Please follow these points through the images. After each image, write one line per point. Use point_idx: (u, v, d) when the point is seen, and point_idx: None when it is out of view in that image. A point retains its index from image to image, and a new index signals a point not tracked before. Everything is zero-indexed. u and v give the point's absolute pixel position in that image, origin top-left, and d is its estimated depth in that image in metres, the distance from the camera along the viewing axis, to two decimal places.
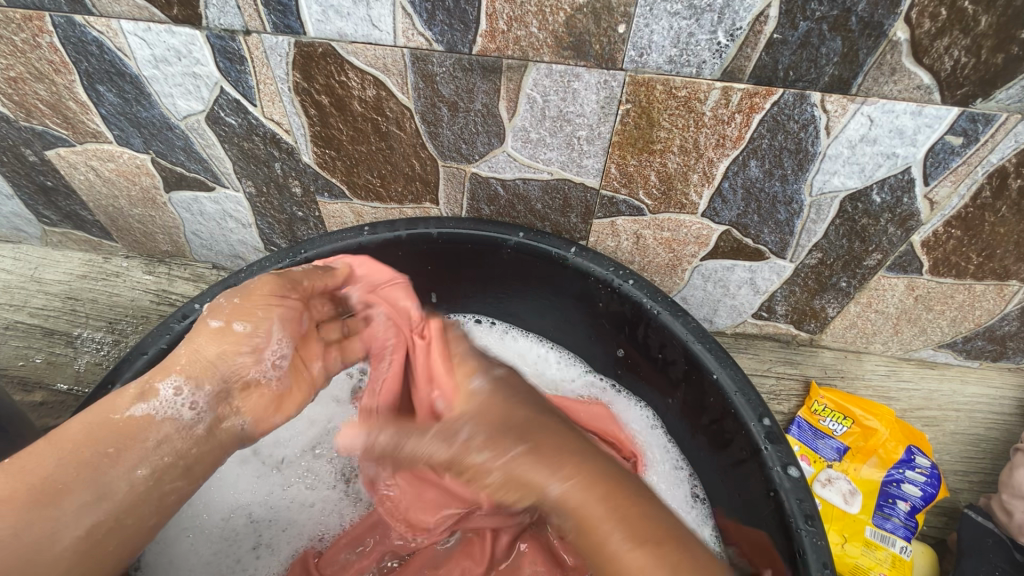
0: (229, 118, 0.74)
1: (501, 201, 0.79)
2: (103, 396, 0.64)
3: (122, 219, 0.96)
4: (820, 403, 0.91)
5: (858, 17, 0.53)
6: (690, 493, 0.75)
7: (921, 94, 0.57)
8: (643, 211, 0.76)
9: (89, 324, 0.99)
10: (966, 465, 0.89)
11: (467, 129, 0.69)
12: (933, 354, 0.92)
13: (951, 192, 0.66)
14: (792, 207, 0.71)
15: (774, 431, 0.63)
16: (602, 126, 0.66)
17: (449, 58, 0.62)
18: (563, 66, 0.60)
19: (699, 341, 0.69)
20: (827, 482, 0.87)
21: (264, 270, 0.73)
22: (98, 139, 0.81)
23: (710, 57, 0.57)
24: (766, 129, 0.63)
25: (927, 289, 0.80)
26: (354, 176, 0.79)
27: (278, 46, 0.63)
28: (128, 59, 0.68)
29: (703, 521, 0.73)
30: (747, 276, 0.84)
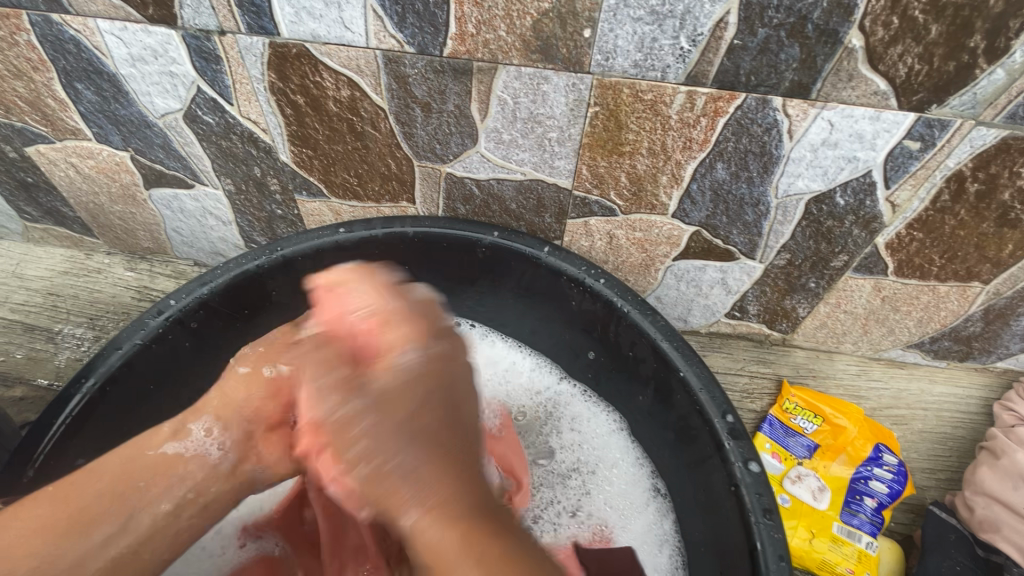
0: (207, 116, 0.74)
1: (477, 201, 0.80)
2: (76, 390, 0.65)
3: (103, 216, 0.96)
4: (791, 401, 0.93)
5: (815, 24, 0.54)
6: (650, 488, 0.78)
7: (878, 99, 0.58)
8: (615, 211, 0.77)
9: (69, 320, 0.99)
10: (933, 463, 0.91)
11: (440, 130, 0.70)
12: (902, 353, 0.94)
13: (911, 195, 0.68)
14: (759, 208, 0.73)
15: (737, 427, 0.65)
16: (572, 128, 0.67)
17: (421, 60, 0.63)
18: (531, 69, 0.62)
19: (667, 339, 0.71)
20: (796, 479, 0.89)
21: (241, 267, 0.74)
22: (77, 136, 0.81)
23: (674, 61, 0.58)
24: (730, 132, 0.64)
25: (893, 290, 0.82)
26: (331, 175, 0.80)
27: (253, 46, 0.64)
28: (105, 57, 0.69)
29: (663, 514, 0.77)
30: (718, 277, 0.85)
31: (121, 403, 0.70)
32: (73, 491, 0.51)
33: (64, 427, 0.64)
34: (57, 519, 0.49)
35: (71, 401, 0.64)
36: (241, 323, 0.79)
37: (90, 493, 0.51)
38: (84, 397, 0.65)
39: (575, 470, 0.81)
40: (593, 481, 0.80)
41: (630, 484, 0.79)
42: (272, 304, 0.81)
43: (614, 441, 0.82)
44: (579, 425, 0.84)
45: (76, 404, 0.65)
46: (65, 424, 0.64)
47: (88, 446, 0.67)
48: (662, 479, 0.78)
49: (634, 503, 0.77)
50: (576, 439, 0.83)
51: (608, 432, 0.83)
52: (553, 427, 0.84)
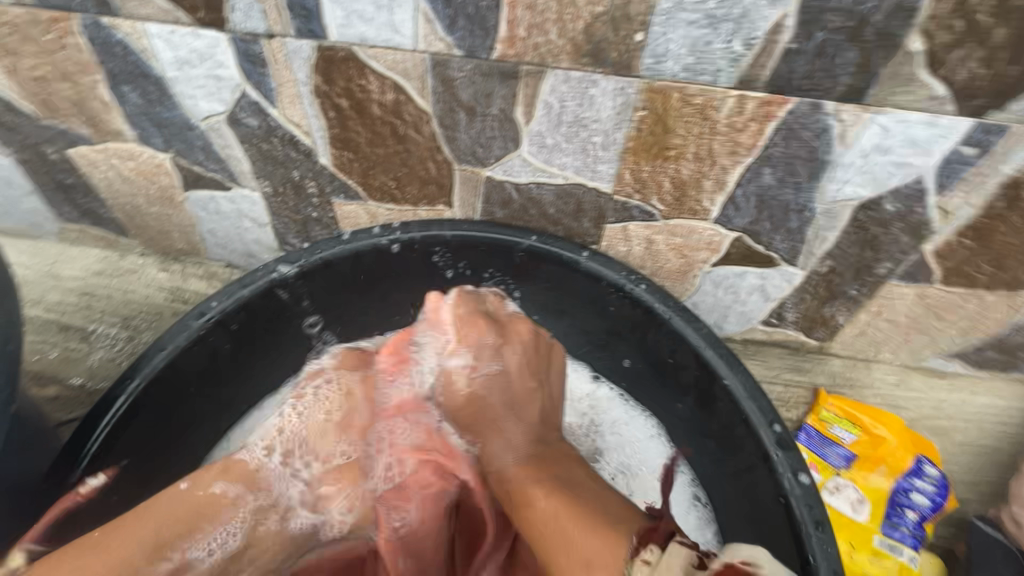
0: (250, 119, 0.75)
1: (515, 205, 0.80)
2: (122, 391, 0.65)
3: (139, 217, 0.97)
4: (828, 410, 0.91)
5: (874, 28, 0.53)
6: (691, 495, 0.78)
7: (936, 104, 0.57)
8: (655, 216, 0.76)
9: (103, 320, 1.00)
10: (975, 476, 0.89)
11: (483, 134, 0.70)
12: (942, 363, 0.93)
13: (963, 202, 0.67)
14: (804, 214, 0.72)
15: (785, 437, 0.64)
16: (618, 132, 0.66)
17: (468, 63, 0.63)
18: (580, 73, 0.61)
19: (710, 347, 0.70)
20: (835, 489, 0.87)
21: (280, 269, 0.74)
22: (119, 139, 0.82)
23: (727, 65, 0.58)
24: (780, 137, 0.63)
25: (938, 298, 0.80)
26: (369, 178, 0.80)
27: (301, 49, 0.65)
28: (152, 60, 0.70)
29: (704, 523, 0.77)
30: (757, 283, 0.84)
31: (163, 403, 0.70)
32: (110, 550, 0.55)
33: (108, 428, 0.64)
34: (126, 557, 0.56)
35: (116, 402, 0.65)
36: (278, 325, 0.80)
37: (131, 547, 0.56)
38: (128, 398, 0.66)
39: (617, 473, 0.82)
40: (633, 485, 0.81)
41: (670, 490, 0.79)
42: (310, 306, 0.81)
43: (654, 446, 0.82)
44: (618, 429, 0.84)
45: (121, 405, 0.65)
46: (111, 425, 0.64)
47: (131, 447, 0.68)
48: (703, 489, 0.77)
49: (675, 509, 0.78)
50: (616, 443, 0.84)
51: (647, 437, 0.83)
52: (593, 431, 0.85)
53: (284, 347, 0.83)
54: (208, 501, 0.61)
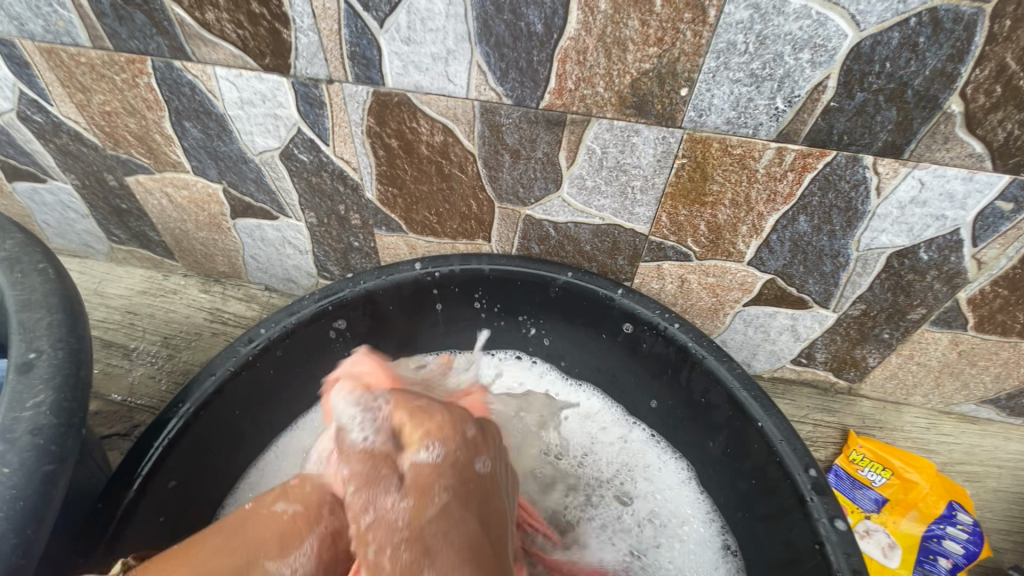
0: (302, 155, 0.79)
1: (552, 241, 0.82)
2: (174, 414, 0.68)
3: (186, 241, 1.01)
4: (858, 452, 0.91)
5: (914, 90, 0.55)
6: (720, 546, 0.78)
7: (973, 162, 0.59)
8: (689, 257, 0.78)
9: (146, 338, 1.04)
10: (1009, 524, 0.88)
11: (526, 175, 0.73)
12: (974, 409, 0.92)
13: (999, 253, 0.67)
14: (838, 260, 0.73)
15: (821, 483, 0.64)
16: (657, 177, 0.69)
17: (516, 111, 0.66)
18: (624, 123, 0.64)
19: (744, 388, 0.71)
20: (865, 534, 0.86)
21: (326, 298, 0.77)
22: (176, 169, 0.86)
23: (768, 120, 0.60)
24: (817, 187, 0.65)
25: (972, 345, 0.80)
26: (412, 213, 0.83)
27: (357, 94, 0.68)
28: (216, 100, 0.74)
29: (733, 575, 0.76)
30: (788, 323, 0.85)
31: (210, 427, 0.73)
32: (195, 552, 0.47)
33: (160, 450, 0.67)
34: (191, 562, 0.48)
35: (168, 425, 0.68)
36: (320, 352, 0.82)
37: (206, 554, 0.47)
38: (180, 420, 0.68)
39: (649, 520, 0.80)
40: (666, 535, 0.79)
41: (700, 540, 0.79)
42: (350, 334, 0.83)
43: (684, 494, 0.82)
44: (649, 472, 0.84)
45: (173, 427, 0.68)
46: (162, 446, 0.67)
47: (180, 469, 0.70)
48: (732, 537, 0.78)
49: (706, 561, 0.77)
50: (650, 489, 0.83)
51: (680, 484, 0.83)
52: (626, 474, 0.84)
53: (325, 375, 0.85)
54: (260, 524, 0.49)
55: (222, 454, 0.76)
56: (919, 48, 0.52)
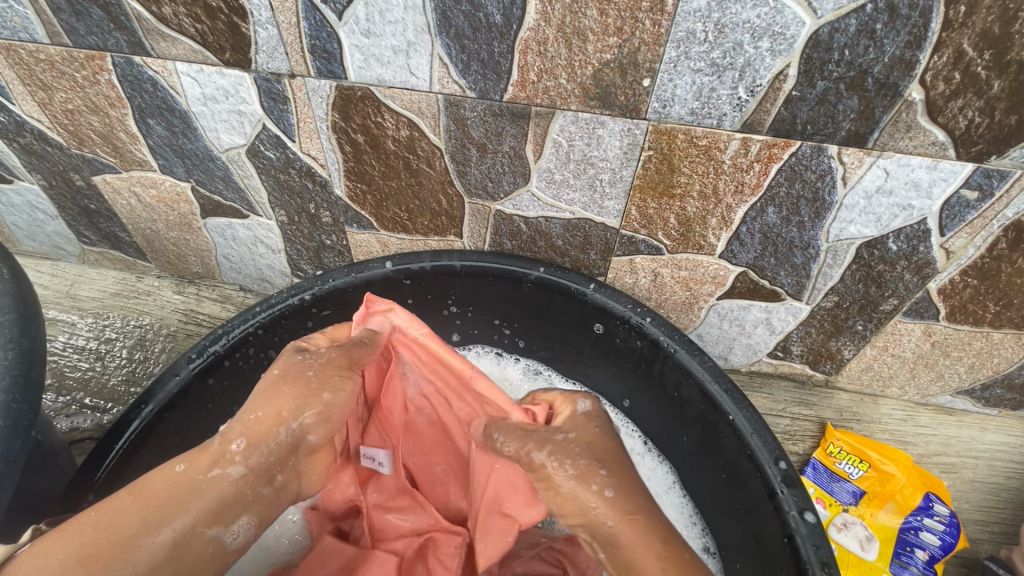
0: (269, 151, 0.78)
1: (524, 236, 0.82)
2: (136, 415, 0.67)
3: (158, 241, 1.00)
4: (835, 445, 0.91)
5: (874, 78, 0.55)
6: (701, 548, 0.77)
7: (936, 150, 0.58)
8: (661, 250, 0.78)
9: (119, 340, 1.02)
10: (986, 515, 0.88)
11: (494, 169, 0.72)
12: (950, 400, 0.92)
13: (966, 242, 0.67)
14: (809, 251, 0.73)
15: (791, 475, 0.63)
16: (625, 170, 0.68)
17: (481, 104, 0.65)
18: (588, 115, 0.63)
19: (716, 381, 0.70)
20: (842, 526, 0.86)
21: (294, 296, 0.76)
22: (143, 167, 0.85)
23: (731, 110, 0.60)
24: (784, 177, 0.65)
25: (944, 335, 0.80)
26: (382, 210, 0.82)
27: (321, 88, 0.67)
28: (179, 96, 0.73)
29: None
30: (763, 316, 0.85)
31: (176, 427, 0.72)
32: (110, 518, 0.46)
33: (121, 452, 0.65)
34: (97, 544, 0.45)
35: (130, 426, 0.66)
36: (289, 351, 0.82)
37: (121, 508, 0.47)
38: (143, 421, 0.67)
39: None
40: None
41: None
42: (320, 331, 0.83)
43: (670, 499, 0.81)
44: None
45: (135, 429, 0.67)
46: (124, 448, 0.66)
47: (143, 470, 0.69)
48: (713, 538, 0.77)
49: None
50: None
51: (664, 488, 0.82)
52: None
53: None
54: (209, 482, 0.50)
55: (189, 455, 0.76)
56: (877, 35, 0.52)
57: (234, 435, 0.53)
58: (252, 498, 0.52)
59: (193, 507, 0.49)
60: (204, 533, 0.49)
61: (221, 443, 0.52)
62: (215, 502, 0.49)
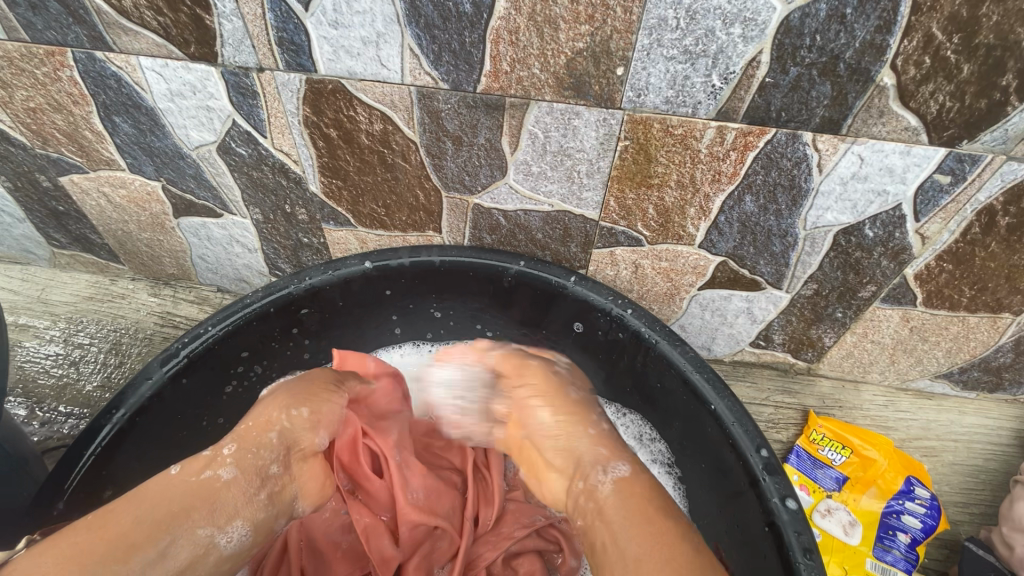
0: (240, 148, 0.76)
1: (503, 230, 0.81)
2: (107, 421, 0.66)
3: (130, 243, 0.97)
4: (818, 432, 0.91)
5: (847, 63, 0.55)
6: None
7: (909, 135, 0.59)
8: (641, 241, 0.77)
9: (93, 345, 0.99)
10: (967, 497, 0.89)
11: (470, 162, 0.71)
12: (929, 384, 0.93)
13: (941, 227, 0.68)
14: (787, 239, 0.73)
15: (772, 462, 0.64)
16: (602, 161, 0.68)
17: (454, 95, 0.64)
18: (563, 105, 0.63)
19: (697, 371, 0.70)
20: (826, 512, 0.87)
21: (270, 297, 0.75)
22: (111, 167, 0.83)
23: (706, 98, 0.59)
24: (760, 166, 0.65)
25: (922, 320, 0.81)
26: (359, 206, 0.81)
27: (290, 82, 0.66)
28: (144, 92, 0.71)
29: None
30: (744, 306, 0.85)
31: (150, 433, 0.71)
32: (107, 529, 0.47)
33: (92, 459, 0.64)
34: (92, 545, 0.46)
35: (100, 432, 0.65)
36: (269, 352, 0.80)
37: (129, 523, 0.48)
38: (114, 428, 0.66)
39: None
40: None
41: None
42: (299, 331, 0.81)
43: None
44: None
45: (105, 436, 0.65)
46: (95, 456, 0.64)
47: (117, 477, 0.68)
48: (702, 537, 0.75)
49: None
50: None
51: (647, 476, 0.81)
52: None
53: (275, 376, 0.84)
54: (201, 483, 0.52)
55: (167, 461, 0.75)
56: (847, 20, 0.52)
57: (224, 441, 0.57)
58: (246, 500, 0.54)
59: (197, 515, 0.50)
60: (198, 531, 0.50)
61: (212, 452, 0.56)
62: (221, 502, 0.52)
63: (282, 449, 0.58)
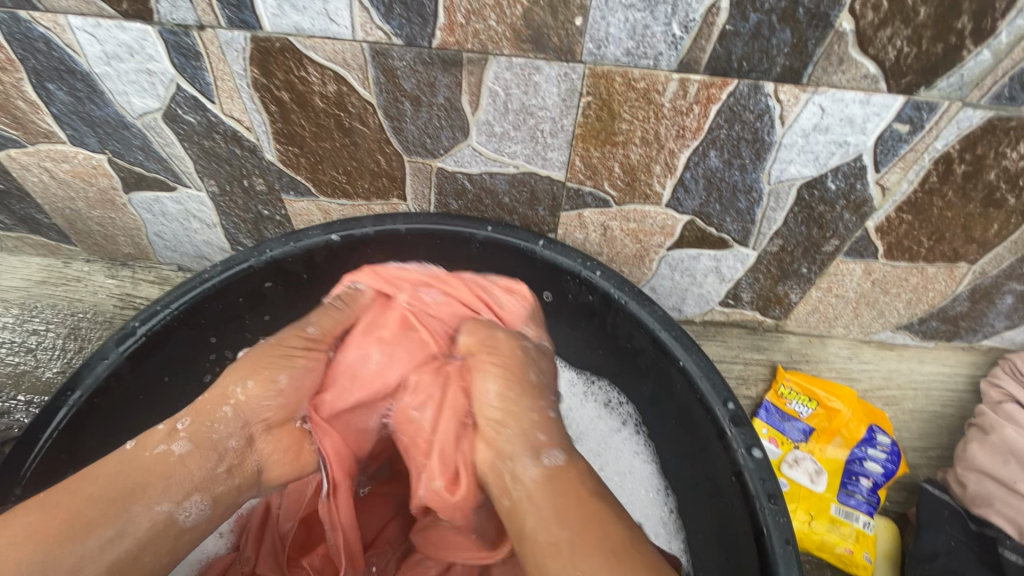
0: (188, 115, 0.72)
1: (469, 195, 0.79)
2: (63, 403, 0.64)
3: (80, 222, 0.93)
4: (786, 386, 0.94)
5: (805, 8, 0.54)
6: (662, 508, 0.77)
7: (868, 83, 0.59)
8: (608, 202, 0.77)
9: (49, 331, 0.96)
10: (925, 441, 0.93)
11: (431, 124, 0.69)
12: (891, 335, 0.96)
13: (900, 177, 0.68)
14: (752, 195, 0.73)
15: (738, 414, 0.65)
16: (565, 119, 0.66)
17: (409, 52, 0.61)
18: (523, 60, 0.61)
19: (665, 329, 0.70)
20: (794, 463, 0.90)
21: (229, 271, 0.73)
22: (51, 139, 0.78)
23: (666, 49, 0.58)
24: (723, 119, 0.64)
25: (883, 273, 0.83)
26: (319, 173, 0.78)
27: (234, 41, 0.62)
28: (78, 56, 0.66)
29: (672, 534, 0.75)
30: (712, 265, 0.85)
31: (109, 415, 0.69)
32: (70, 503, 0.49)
33: (50, 442, 0.63)
34: (46, 525, 0.48)
35: (57, 415, 0.63)
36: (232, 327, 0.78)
37: (84, 499, 0.50)
38: (71, 410, 0.64)
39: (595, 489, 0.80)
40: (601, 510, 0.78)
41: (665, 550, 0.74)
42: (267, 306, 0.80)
43: (625, 454, 0.81)
44: (593, 436, 0.83)
45: (61, 419, 0.63)
46: (52, 439, 0.63)
47: (77, 459, 0.66)
48: (674, 498, 0.77)
49: (650, 523, 0.76)
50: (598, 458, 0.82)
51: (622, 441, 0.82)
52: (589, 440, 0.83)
53: None
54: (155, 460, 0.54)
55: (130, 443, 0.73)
56: None
57: (180, 417, 0.59)
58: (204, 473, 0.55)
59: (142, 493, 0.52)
60: (155, 508, 0.52)
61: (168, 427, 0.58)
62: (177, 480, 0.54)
63: (239, 423, 0.60)
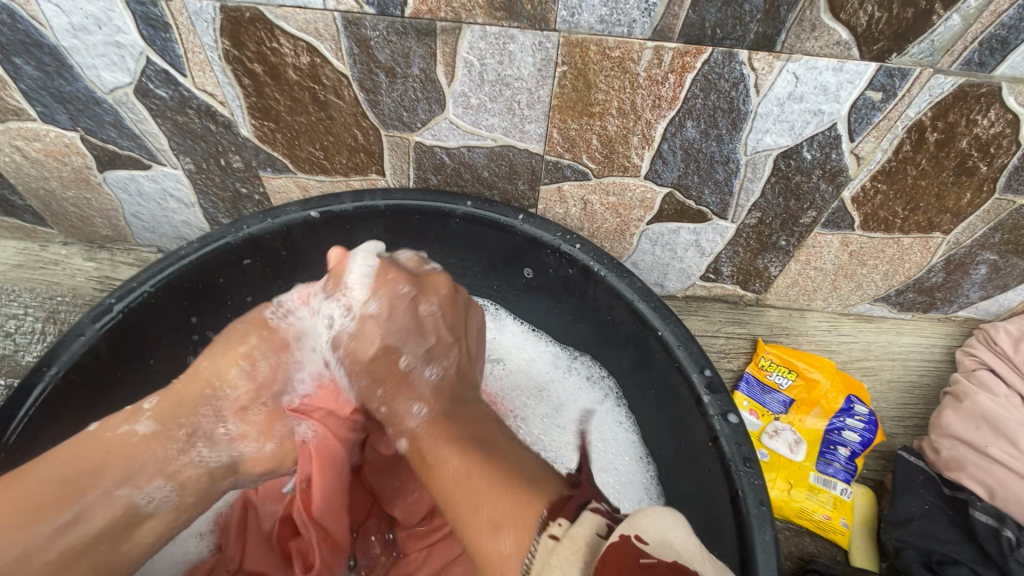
0: (160, 90, 0.71)
1: (448, 170, 0.79)
2: (38, 379, 0.63)
3: (55, 203, 0.92)
4: (766, 358, 0.95)
5: None
6: (645, 475, 0.78)
7: (840, 50, 0.59)
8: (588, 175, 0.77)
9: (27, 314, 0.95)
10: (902, 411, 0.95)
11: (407, 96, 0.69)
12: (869, 308, 0.97)
13: (875, 146, 0.69)
14: (729, 166, 0.73)
15: (715, 381, 0.66)
16: (541, 89, 0.66)
17: (382, 21, 0.61)
18: (496, 28, 0.60)
19: (643, 300, 0.71)
20: (773, 433, 0.91)
21: (206, 248, 0.72)
22: (21, 117, 0.77)
23: (640, 16, 0.58)
24: (699, 89, 0.64)
25: (860, 244, 0.84)
26: (296, 149, 0.78)
27: (203, 11, 0.61)
28: (44, 28, 0.65)
29: (654, 500, 0.77)
30: (692, 239, 0.86)
31: (88, 393, 0.69)
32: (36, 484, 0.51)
33: (27, 417, 0.62)
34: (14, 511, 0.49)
35: (33, 391, 0.63)
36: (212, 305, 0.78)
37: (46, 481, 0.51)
38: (48, 387, 0.64)
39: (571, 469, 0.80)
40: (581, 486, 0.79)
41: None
42: (248, 284, 0.79)
43: (609, 424, 0.82)
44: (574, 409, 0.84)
45: (38, 395, 0.63)
46: (30, 415, 0.63)
47: (55, 436, 0.66)
48: (655, 466, 0.78)
49: (634, 491, 0.77)
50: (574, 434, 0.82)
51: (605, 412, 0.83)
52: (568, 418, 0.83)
53: None
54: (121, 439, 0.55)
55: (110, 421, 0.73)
56: None
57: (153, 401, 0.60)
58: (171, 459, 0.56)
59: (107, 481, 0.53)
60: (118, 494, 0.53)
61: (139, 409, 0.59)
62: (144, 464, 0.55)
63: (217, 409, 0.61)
